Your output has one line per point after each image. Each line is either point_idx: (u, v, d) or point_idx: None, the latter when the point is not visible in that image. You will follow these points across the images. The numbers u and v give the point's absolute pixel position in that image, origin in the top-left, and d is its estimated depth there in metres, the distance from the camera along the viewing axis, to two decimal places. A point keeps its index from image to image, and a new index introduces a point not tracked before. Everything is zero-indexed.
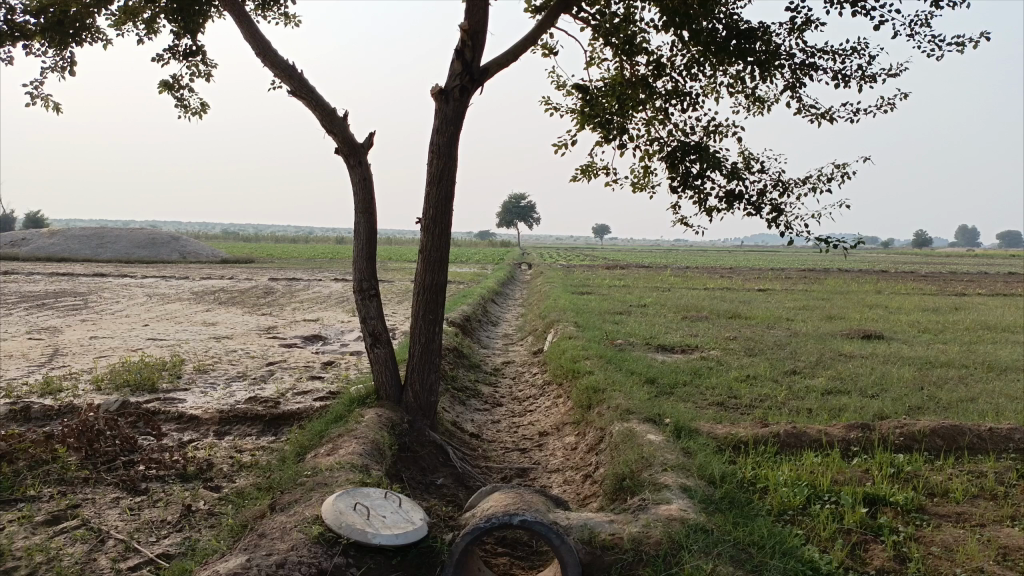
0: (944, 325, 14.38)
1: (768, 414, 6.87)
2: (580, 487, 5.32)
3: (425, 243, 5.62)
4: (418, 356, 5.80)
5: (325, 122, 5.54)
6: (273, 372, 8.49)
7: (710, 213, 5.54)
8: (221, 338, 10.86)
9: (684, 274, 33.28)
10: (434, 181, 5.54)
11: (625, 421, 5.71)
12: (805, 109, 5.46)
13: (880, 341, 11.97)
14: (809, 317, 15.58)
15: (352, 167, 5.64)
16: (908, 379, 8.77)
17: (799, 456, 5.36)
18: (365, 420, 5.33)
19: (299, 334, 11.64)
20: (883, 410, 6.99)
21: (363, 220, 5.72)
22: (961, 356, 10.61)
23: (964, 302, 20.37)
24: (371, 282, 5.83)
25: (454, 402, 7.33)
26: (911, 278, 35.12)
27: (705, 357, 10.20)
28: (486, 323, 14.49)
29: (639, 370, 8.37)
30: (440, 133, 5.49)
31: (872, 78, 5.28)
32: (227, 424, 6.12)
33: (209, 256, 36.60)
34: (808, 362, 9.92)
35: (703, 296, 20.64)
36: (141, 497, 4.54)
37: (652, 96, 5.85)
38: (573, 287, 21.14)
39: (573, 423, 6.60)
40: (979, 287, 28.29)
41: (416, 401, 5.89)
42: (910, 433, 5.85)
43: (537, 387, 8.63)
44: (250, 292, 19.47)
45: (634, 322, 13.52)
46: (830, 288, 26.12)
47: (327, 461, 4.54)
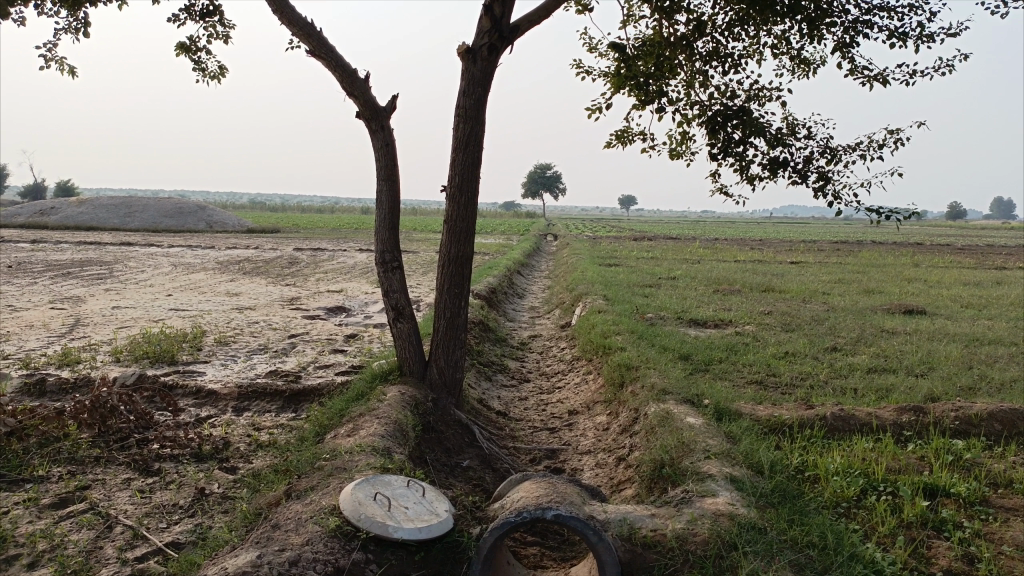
0: (988, 300, 13.83)
1: (810, 395, 6.50)
2: (613, 471, 5.03)
3: (451, 213, 5.31)
4: (442, 331, 5.52)
5: (345, 84, 5.22)
6: (295, 345, 8.28)
7: (752, 182, 5.16)
8: (243, 310, 10.68)
9: (714, 246, 32.63)
10: (460, 147, 5.21)
11: (661, 402, 5.39)
12: (857, 71, 5.02)
13: (922, 317, 11.49)
14: (846, 291, 15.07)
15: (375, 131, 5.33)
16: (956, 357, 8.34)
17: (848, 442, 5.01)
18: (388, 398, 5.08)
19: (323, 305, 11.44)
20: (934, 390, 6.60)
21: (385, 188, 5.42)
22: (1010, 332, 10.12)
23: (1007, 276, 19.64)
24: (395, 254, 5.54)
25: (480, 378, 7.08)
26: (944, 250, 34.23)
27: (739, 333, 9.83)
28: (512, 295, 14.20)
29: (672, 346, 8.02)
30: (467, 95, 5.14)
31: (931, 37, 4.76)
32: (246, 399, 5.91)
33: (235, 226, 36.60)
34: (848, 339, 9.51)
35: (734, 268, 20.11)
36: (153, 478, 4.34)
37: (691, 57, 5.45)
38: (601, 259, 20.79)
39: (605, 402, 6.30)
40: (1017, 260, 27.45)
41: (441, 378, 5.63)
42: (966, 417, 5.47)
43: (566, 363, 8.33)
44: (274, 263, 19.34)
45: (664, 295, 13.14)
46: (865, 260, 25.42)
47: (346, 443, 4.28)
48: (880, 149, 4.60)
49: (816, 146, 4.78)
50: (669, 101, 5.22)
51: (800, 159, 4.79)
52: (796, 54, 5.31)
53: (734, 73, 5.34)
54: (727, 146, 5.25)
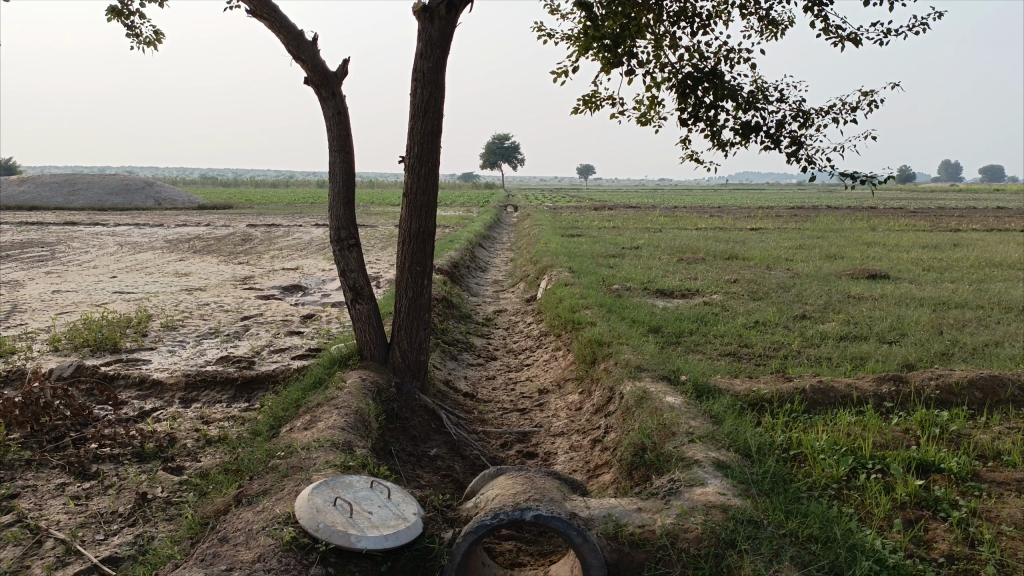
0: (948, 263, 13.91)
1: (786, 366, 6.32)
2: (589, 455, 4.78)
3: (410, 186, 4.96)
4: (404, 311, 5.19)
5: (291, 48, 4.81)
6: (248, 327, 7.86)
7: (723, 148, 4.89)
8: (193, 291, 10.17)
9: (675, 214, 32.60)
10: (418, 114, 4.84)
11: (637, 379, 5.14)
12: (830, 30, 4.78)
13: (887, 282, 11.47)
14: (809, 257, 15.03)
15: (325, 99, 4.93)
16: (925, 322, 8.26)
17: (830, 417, 4.83)
18: (347, 385, 4.73)
19: (278, 284, 10.97)
20: (909, 358, 6.48)
21: (338, 160, 5.03)
22: (973, 295, 10.12)
23: (963, 238, 19.84)
24: (351, 231, 5.17)
25: (445, 358, 6.76)
26: (899, 213, 34.71)
27: (707, 302, 9.64)
28: (474, 268, 13.86)
29: (641, 318, 7.79)
30: (425, 58, 4.77)
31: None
32: (195, 390, 5.51)
33: (185, 203, 35.43)
34: (816, 306, 9.40)
35: (695, 236, 20.05)
36: (91, 482, 3.95)
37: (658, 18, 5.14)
38: (564, 230, 20.55)
39: (577, 380, 6.04)
40: (970, 222, 27.95)
41: (404, 362, 5.28)
42: (947, 386, 5.33)
43: (533, 338, 8.05)
44: (226, 240, 18.65)
45: (629, 266, 12.94)
46: (822, 224, 25.57)
47: (302, 437, 3.94)
48: (857, 110, 4.37)
49: (789, 109, 4.53)
50: (638, 63, 4.89)
51: (774, 123, 4.54)
52: (765, 15, 5.05)
53: (704, 34, 5.04)
54: (697, 111, 4.97)
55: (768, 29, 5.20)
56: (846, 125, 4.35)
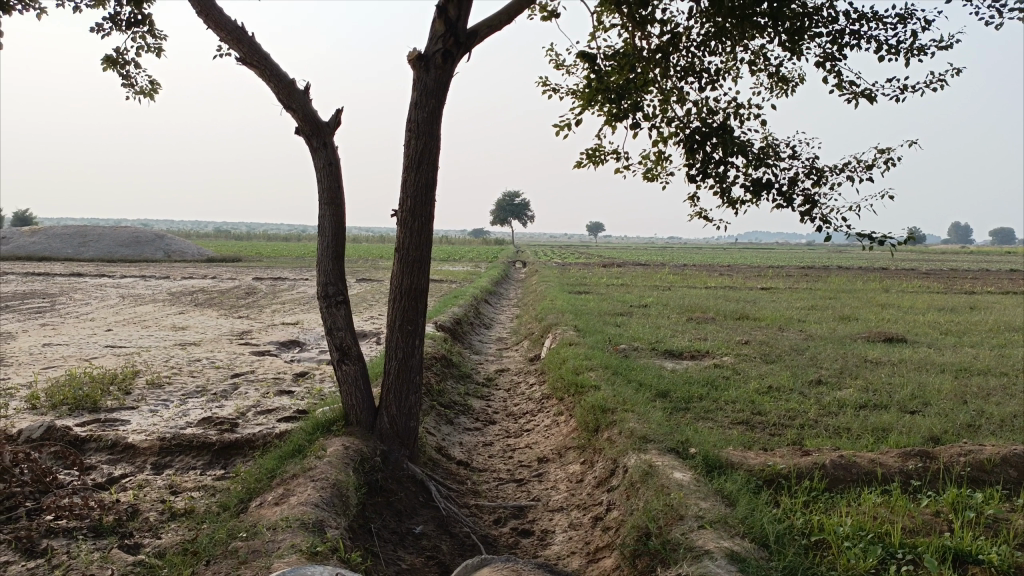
0: (966, 326, 13.51)
1: (802, 437, 5.92)
2: (589, 535, 4.38)
3: (402, 240, 4.69)
4: (394, 374, 4.86)
5: (282, 96, 4.61)
6: (237, 385, 7.53)
7: (733, 206, 4.62)
8: (186, 346, 9.87)
9: (685, 272, 32.31)
10: (411, 166, 4.60)
11: (642, 451, 4.76)
12: (843, 86, 4.55)
13: (905, 346, 11.07)
14: (823, 318, 14.64)
15: (316, 149, 4.71)
16: (948, 390, 7.85)
17: (853, 498, 4.43)
18: (328, 454, 4.38)
19: (274, 339, 10.67)
20: (934, 430, 6.06)
21: (328, 213, 4.78)
22: (995, 361, 9.71)
23: (979, 300, 19.42)
24: (340, 288, 4.89)
25: (440, 423, 6.39)
26: (913, 275, 34.34)
27: (718, 365, 9.26)
28: (478, 326, 13.54)
29: (648, 382, 7.41)
30: (419, 108, 4.54)
31: (922, 50, 4.32)
32: (168, 456, 5.16)
33: (195, 255, 35.46)
34: (831, 371, 9.02)
35: (705, 295, 19.75)
36: (37, 561, 3.58)
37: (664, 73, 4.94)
38: (572, 287, 20.26)
39: (578, 449, 5.65)
40: (984, 284, 27.59)
41: (393, 429, 4.92)
42: (978, 462, 4.92)
43: (534, 401, 7.67)
44: (231, 293, 18.44)
45: (637, 324, 12.59)
46: (834, 284, 25.24)
47: (271, 517, 3.58)
48: (874, 167, 4.11)
49: (801, 166, 4.28)
50: (643, 117, 4.66)
51: (785, 180, 4.28)
52: (775, 70, 4.84)
53: (712, 88, 4.82)
54: (706, 167, 4.71)
55: (778, 85, 4.99)
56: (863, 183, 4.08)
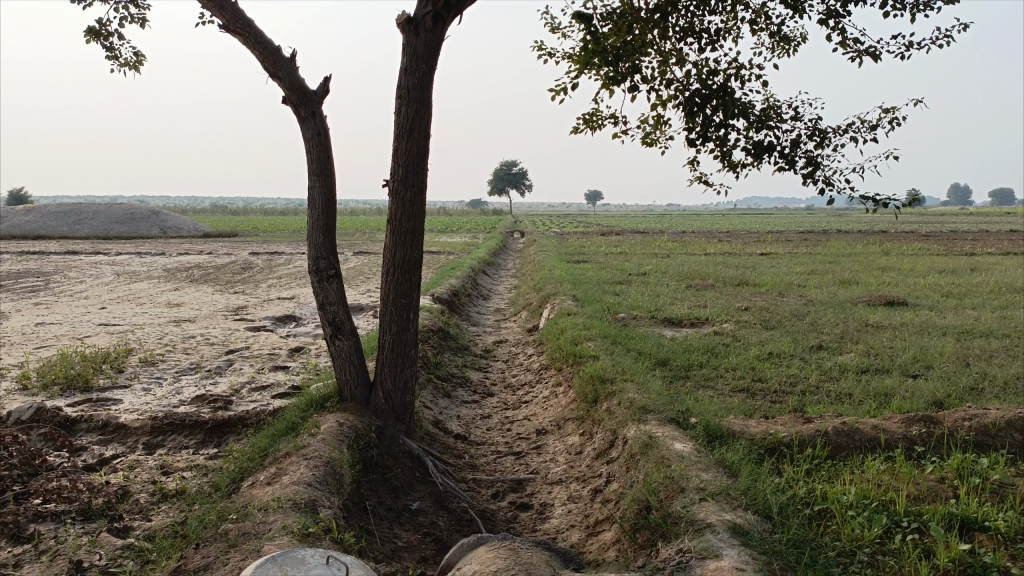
0: (967, 288, 13.42)
1: (804, 404, 5.84)
2: (589, 508, 4.31)
3: (394, 212, 4.55)
4: (388, 348, 4.75)
5: (267, 64, 4.44)
6: (232, 361, 7.44)
7: (735, 169, 4.48)
8: (181, 322, 9.77)
9: (684, 238, 32.15)
10: (402, 135, 4.45)
11: (642, 422, 4.67)
12: (847, 44, 4.39)
13: (905, 309, 10.99)
14: (822, 283, 14.54)
15: (304, 119, 4.55)
16: (950, 353, 7.77)
17: (857, 466, 4.35)
18: (321, 431, 4.29)
19: (270, 314, 10.57)
20: (938, 395, 5.98)
21: (318, 185, 4.63)
22: (998, 323, 9.62)
23: (979, 262, 19.33)
24: (331, 262, 4.76)
25: (437, 396, 6.31)
26: (912, 237, 34.18)
27: (718, 332, 9.16)
28: (476, 297, 13.44)
29: (648, 350, 7.32)
30: (409, 74, 4.38)
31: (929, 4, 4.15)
32: (160, 436, 5.08)
33: (192, 230, 35.26)
34: (832, 336, 8.93)
35: (704, 262, 19.63)
36: (24, 546, 3.50)
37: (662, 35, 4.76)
38: (570, 256, 20.12)
39: (578, 420, 5.58)
40: (984, 245, 27.45)
41: (388, 404, 4.84)
42: (983, 427, 4.85)
43: (533, 372, 7.58)
44: (227, 268, 18.32)
45: (636, 293, 12.49)
46: (833, 248, 25.11)
47: (263, 497, 3.50)
48: (879, 127, 3.96)
49: (804, 127, 4.13)
50: (640, 79, 4.49)
51: (787, 142, 4.14)
52: (777, 29, 4.66)
53: (713, 49, 4.65)
54: (706, 131, 4.56)
55: (780, 45, 4.81)
56: (867, 144, 3.94)
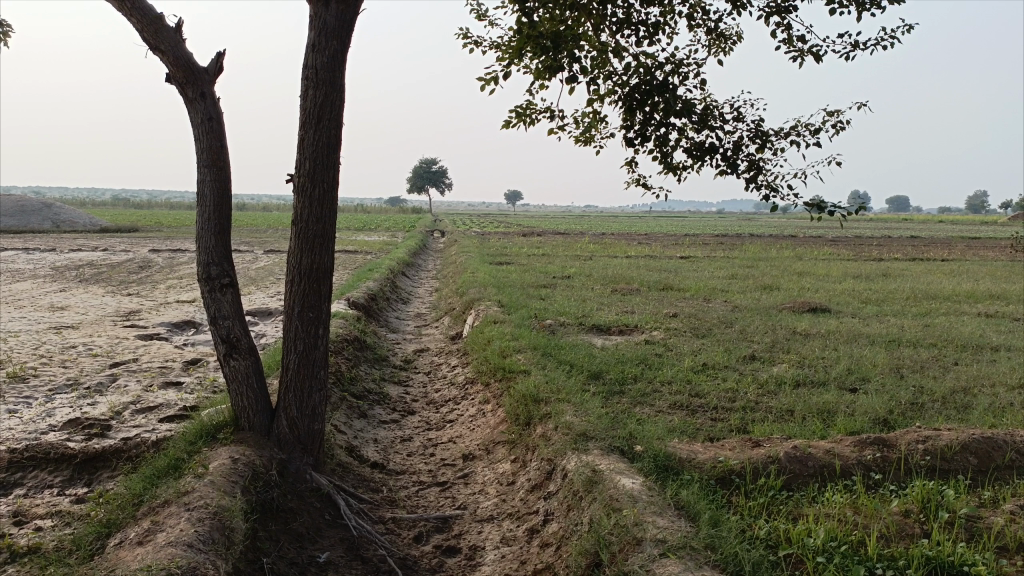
0: (884, 294, 13.60)
1: (747, 423, 5.48)
2: (524, 552, 3.79)
3: (300, 211, 3.92)
4: (294, 368, 4.11)
5: (147, 35, 3.74)
6: (116, 377, 6.58)
7: (675, 173, 4.05)
8: (63, 329, 8.76)
9: (604, 240, 32.09)
10: (309, 122, 3.82)
11: (583, 452, 4.19)
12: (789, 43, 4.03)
13: (829, 316, 10.94)
14: (745, 288, 14.53)
15: (192, 100, 3.87)
16: (883, 364, 7.62)
17: (816, 499, 3.98)
18: (211, 472, 3.63)
19: (167, 320, 9.61)
20: (881, 412, 5.73)
21: (209, 179, 3.95)
22: (922, 332, 9.61)
23: (890, 267, 19.89)
24: (226, 269, 4.09)
25: (351, 417, 5.67)
26: (823, 242, 35.20)
27: (649, 341, 8.80)
28: (395, 301, 12.74)
29: (579, 363, 6.86)
30: (318, 51, 3.76)
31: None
32: (18, 473, 4.28)
33: (88, 225, 33.04)
34: (763, 344, 8.72)
35: (627, 264, 19.46)
36: None
37: (599, 23, 4.30)
38: (492, 257, 19.60)
39: (509, 444, 5.06)
40: (890, 251, 28.39)
41: (294, 433, 4.18)
42: (936, 449, 4.58)
43: (456, 386, 7.01)
44: (123, 267, 17.02)
45: (562, 298, 12.07)
46: (750, 253, 25.44)
47: (131, 563, 2.84)
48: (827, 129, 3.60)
49: (745, 126, 3.74)
50: (578, 69, 4.01)
51: (730, 143, 3.73)
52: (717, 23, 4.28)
53: (653, 42, 4.23)
54: (645, 129, 4.11)
55: (718, 42, 4.44)
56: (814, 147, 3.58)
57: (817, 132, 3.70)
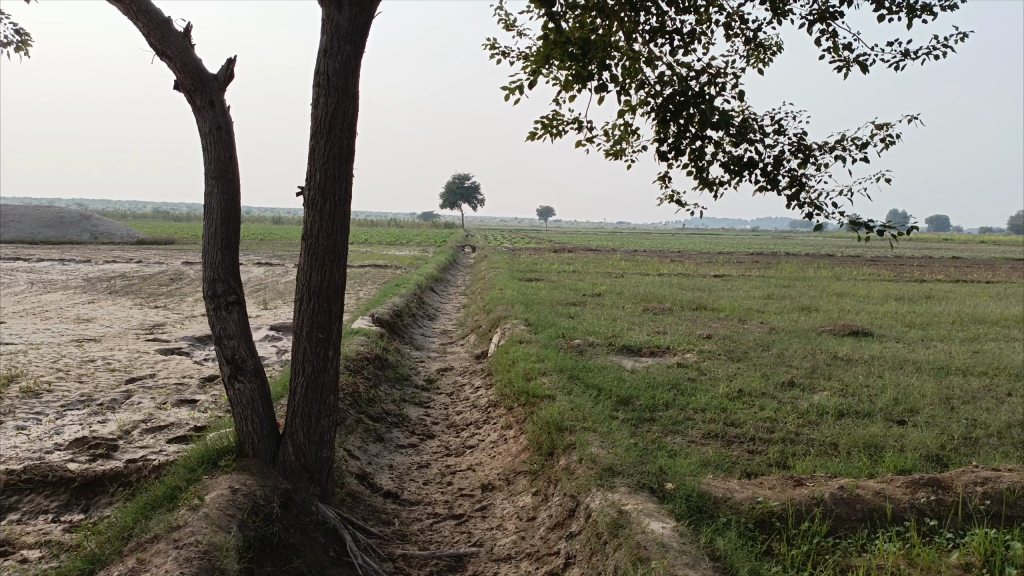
0: (929, 318, 13.03)
1: (787, 457, 5.12)
2: None
3: (310, 225, 3.69)
4: (301, 393, 3.86)
5: (153, 40, 3.55)
6: (130, 393, 6.41)
7: (711, 189, 3.75)
8: (84, 342, 8.66)
9: (637, 257, 31.65)
10: (320, 131, 3.59)
11: (609, 489, 3.87)
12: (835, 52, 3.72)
13: (871, 340, 10.47)
14: (782, 308, 14.07)
15: (200, 109, 3.67)
16: (932, 394, 7.16)
17: (865, 548, 3.61)
18: (207, 504, 3.38)
19: (189, 334, 9.47)
20: (932, 448, 5.32)
21: (216, 190, 3.74)
22: (972, 359, 9.10)
23: (934, 289, 19.22)
24: (232, 286, 3.86)
25: (366, 442, 5.41)
26: (862, 262, 34.36)
27: (681, 364, 8.44)
28: (421, 317, 12.51)
29: (608, 387, 6.54)
30: (330, 56, 3.53)
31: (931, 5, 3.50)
32: (13, 498, 4.08)
33: (125, 237, 33.49)
34: (802, 370, 8.31)
35: (659, 283, 19.05)
36: None
37: (631, 31, 4.02)
38: (522, 274, 19.33)
39: (530, 475, 4.76)
40: (933, 272, 27.55)
41: (299, 461, 3.92)
42: (997, 493, 4.17)
43: (479, 409, 6.72)
44: (154, 279, 17.08)
45: (591, 316, 11.75)
46: (787, 273, 24.81)
47: None
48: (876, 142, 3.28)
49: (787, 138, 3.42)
50: (608, 78, 3.73)
51: (770, 156, 3.43)
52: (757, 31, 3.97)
53: (689, 51, 3.94)
54: (679, 142, 3.80)
55: (756, 53, 4.13)
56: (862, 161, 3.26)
57: (866, 145, 3.37)
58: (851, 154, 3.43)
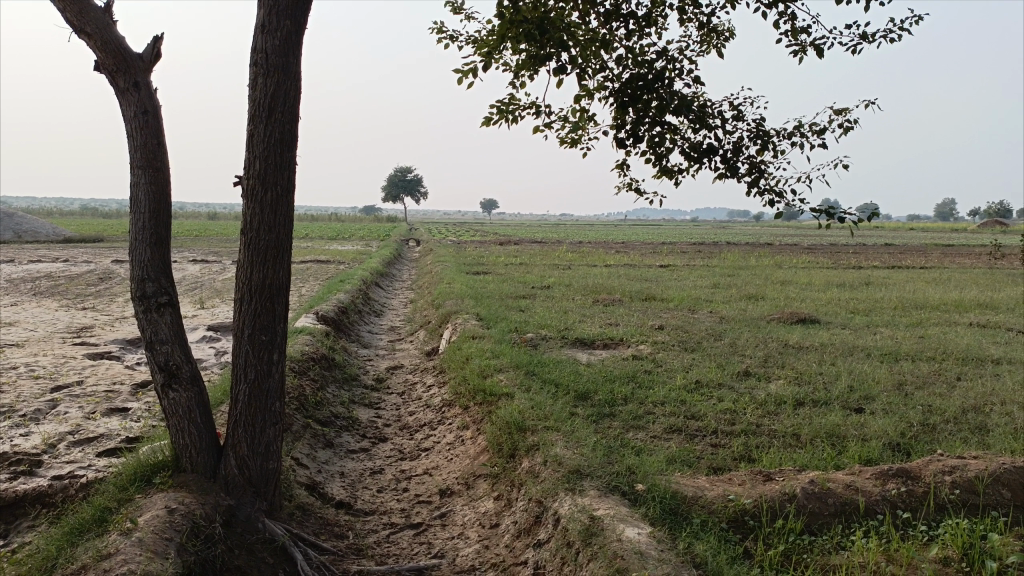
0: (872, 304, 13.24)
1: (751, 450, 5.00)
2: None
3: (249, 218, 3.38)
4: (243, 401, 3.54)
5: (71, 15, 3.17)
6: (56, 403, 5.94)
7: (670, 178, 3.57)
8: (5, 348, 8.06)
9: (581, 248, 31.63)
10: (258, 115, 3.28)
11: (578, 493, 3.67)
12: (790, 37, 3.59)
13: (819, 327, 10.55)
14: (729, 297, 14.14)
15: (123, 91, 3.31)
16: (885, 381, 7.18)
17: (844, 546, 3.48)
18: (141, 527, 3.06)
19: (120, 337, 8.93)
20: (893, 436, 5.28)
21: (144, 181, 3.39)
22: (918, 344, 9.22)
23: (873, 276, 19.67)
24: (163, 286, 3.52)
25: (315, 448, 5.09)
26: (800, 250, 35.11)
27: (636, 356, 8.31)
28: (367, 314, 12.13)
29: (565, 382, 6.35)
30: (268, 33, 3.23)
31: None
32: None
33: (51, 236, 31.95)
34: (756, 359, 8.26)
35: (607, 274, 19.00)
36: None
37: (586, 12, 3.81)
38: (469, 267, 19.04)
39: (491, 479, 4.53)
40: (869, 258, 28.28)
41: (243, 474, 3.59)
42: (966, 481, 4.10)
43: (432, 409, 6.45)
44: (82, 279, 16.24)
45: (542, 309, 11.56)
46: (731, 262, 25.09)
47: None
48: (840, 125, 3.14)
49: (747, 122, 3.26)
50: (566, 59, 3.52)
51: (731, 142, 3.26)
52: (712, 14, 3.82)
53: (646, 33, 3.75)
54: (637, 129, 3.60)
55: (710, 38, 3.97)
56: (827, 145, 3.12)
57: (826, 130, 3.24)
58: (808, 141, 3.30)
